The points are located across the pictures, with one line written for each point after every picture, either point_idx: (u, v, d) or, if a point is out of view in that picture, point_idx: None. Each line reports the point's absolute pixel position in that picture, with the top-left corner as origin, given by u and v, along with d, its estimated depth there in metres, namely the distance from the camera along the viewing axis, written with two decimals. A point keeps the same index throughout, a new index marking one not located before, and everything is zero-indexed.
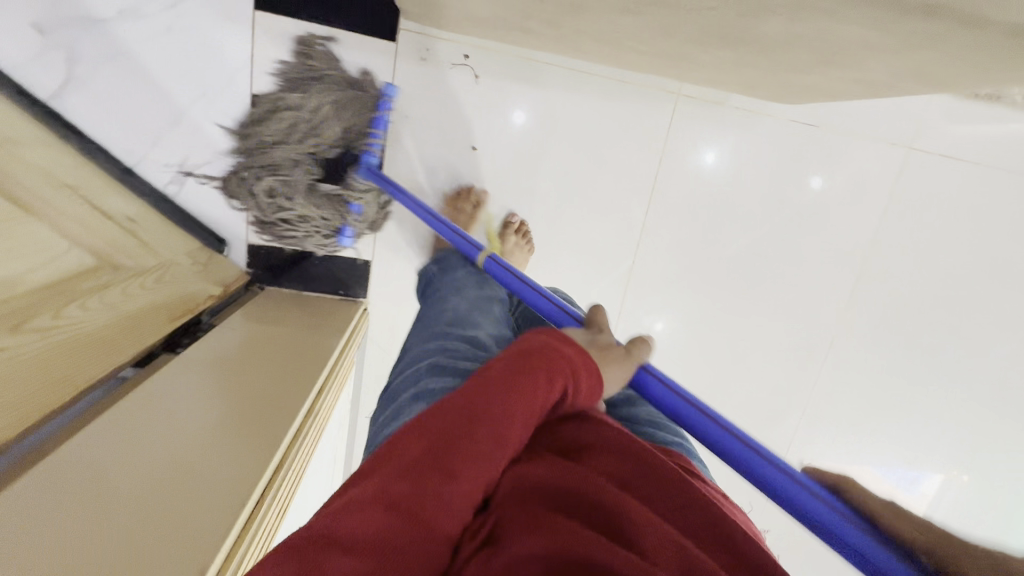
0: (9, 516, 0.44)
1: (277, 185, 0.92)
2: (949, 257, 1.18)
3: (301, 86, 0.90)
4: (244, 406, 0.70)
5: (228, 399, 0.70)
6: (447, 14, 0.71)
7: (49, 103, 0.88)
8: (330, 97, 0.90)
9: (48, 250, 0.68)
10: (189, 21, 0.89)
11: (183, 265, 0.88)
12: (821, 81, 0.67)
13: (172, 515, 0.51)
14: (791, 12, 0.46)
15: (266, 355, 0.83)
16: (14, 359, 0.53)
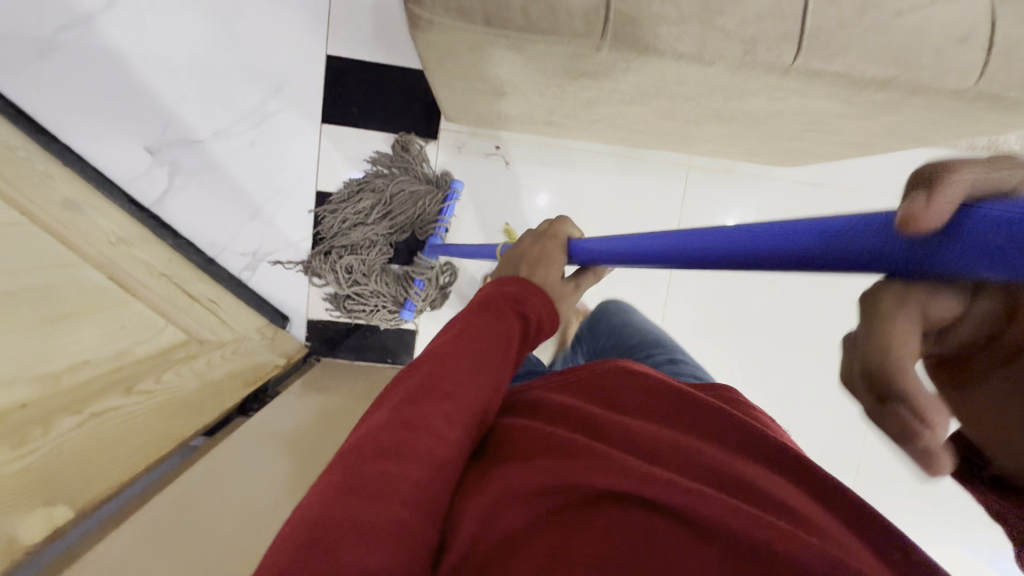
0: (115, 552, 0.51)
1: (355, 262, 1.08)
2: None
3: (392, 175, 1.08)
4: (311, 456, 0.76)
5: (298, 451, 0.77)
6: (483, 116, 0.84)
7: (152, 208, 1.08)
8: (412, 187, 1.07)
9: (150, 328, 0.80)
10: (269, 136, 1.08)
11: (254, 338, 0.99)
12: (812, 145, 0.76)
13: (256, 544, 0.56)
14: (768, 94, 0.56)
15: (328, 412, 0.90)
16: (127, 416, 0.62)
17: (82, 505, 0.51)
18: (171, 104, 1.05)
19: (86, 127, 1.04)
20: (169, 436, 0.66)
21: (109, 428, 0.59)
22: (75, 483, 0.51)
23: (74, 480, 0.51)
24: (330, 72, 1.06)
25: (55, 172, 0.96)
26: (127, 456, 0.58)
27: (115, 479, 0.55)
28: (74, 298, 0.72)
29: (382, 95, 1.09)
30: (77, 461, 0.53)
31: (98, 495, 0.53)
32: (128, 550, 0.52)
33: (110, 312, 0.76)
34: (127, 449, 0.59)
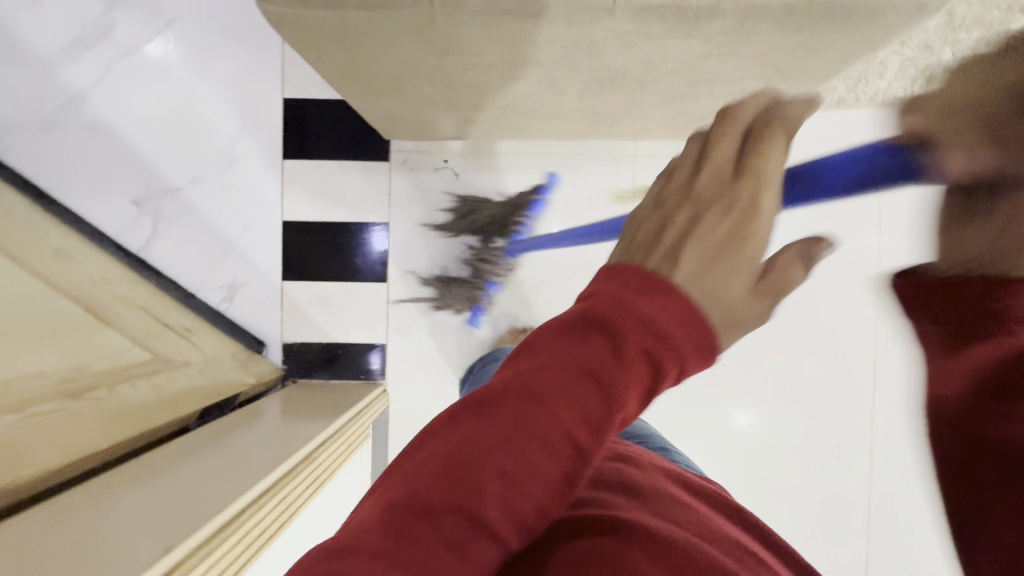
0: (35, 527, 0.54)
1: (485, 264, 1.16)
2: None
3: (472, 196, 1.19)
4: (252, 456, 0.78)
5: (245, 453, 0.79)
6: (405, 122, 0.91)
7: (138, 254, 1.17)
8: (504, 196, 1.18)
9: (117, 348, 0.87)
10: (239, 177, 1.18)
11: (225, 360, 1.05)
12: (710, 102, 0.78)
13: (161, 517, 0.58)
14: (617, 42, 0.59)
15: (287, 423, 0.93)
16: (71, 416, 0.68)
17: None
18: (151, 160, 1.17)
19: (78, 187, 1.16)
20: (113, 435, 0.70)
21: (50, 424, 0.64)
22: (4, 464, 0.56)
23: (3, 461, 0.56)
24: (287, 112, 1.17)
25: (50, 227, 1.08)
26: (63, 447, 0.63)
27: (47, 465, 0.60)
28: (41, 320, 0.79)
29: (334, 126, 1.17)
30: (8, 448, 0.58)
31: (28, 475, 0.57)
32: (38, 527, 0.55)
33: (77, 334, 0.83)
34: (60, 444, 0.63)
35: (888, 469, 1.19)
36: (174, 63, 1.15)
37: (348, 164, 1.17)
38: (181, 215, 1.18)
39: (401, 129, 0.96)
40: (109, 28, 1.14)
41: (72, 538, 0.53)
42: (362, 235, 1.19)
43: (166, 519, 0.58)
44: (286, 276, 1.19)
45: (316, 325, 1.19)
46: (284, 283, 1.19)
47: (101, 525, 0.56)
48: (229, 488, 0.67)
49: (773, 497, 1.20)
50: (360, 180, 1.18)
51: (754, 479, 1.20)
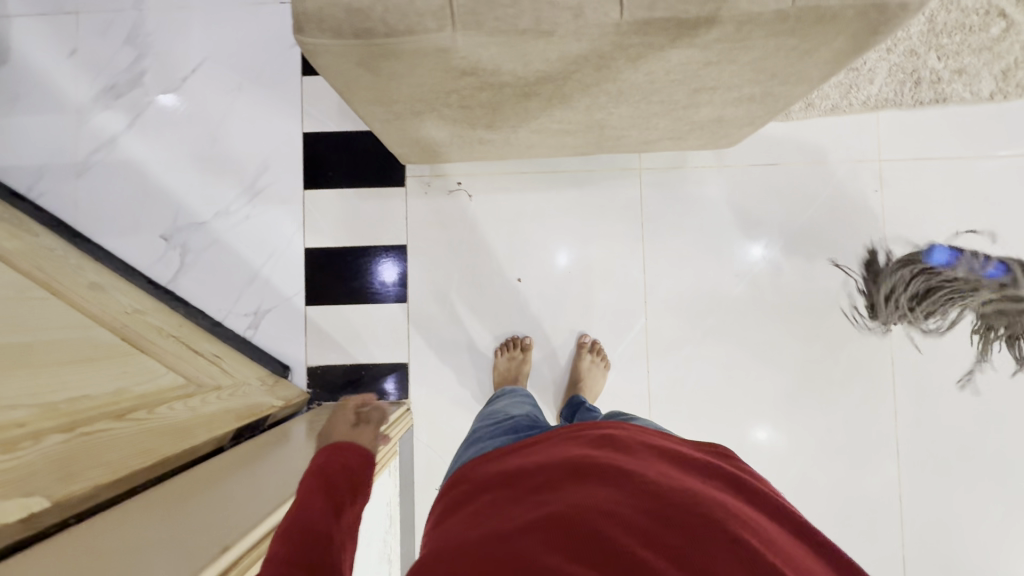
0: (89, 538, 0.56)
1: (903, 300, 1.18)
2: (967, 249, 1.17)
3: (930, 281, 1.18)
4: (285, 475, 0.80)
5: (281, 471, 0.81)
6: (424, 145, 0.96)
7: (168, 286, 1.22)
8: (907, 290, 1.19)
9: (153, 373, 0.90)
10: (261, 208, 1.23)
11: (253, 384, 1.07)
12: (713, 108, 0.83)
13: (205, 529, 0.60)
14: (623, 54, 0.64)
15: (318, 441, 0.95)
16: (117, 435, 0.70)
17: (59, 499, 0.56)
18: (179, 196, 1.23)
19: (110, 226, 1.22)
20: (156, 451, 0.72)
21: (97, 442, 0.66)
22: (59, 479, 0.58)
23: (59, 476, 0.58)
24: (306, 145, 1.23)
25: (85, 264, 1.12)
26: (111, 463, 0.65)
27: (99, 480, 0.62)
28: (83, 348, 0.82)
29: (351, 155, 1.23)
30: (61, 464, 0.60)
31: (82, 488, 0.59)
32: (93, 535, 0.57)
33: (116, 361, 0.86)
34: (110, 461, 0.65)
35: (919, 466, 1.17)
36: (199, 106, 1.23)
37: (366, 190, 1.22)
38: (207, 247, 1.23)
39: (417, 152, 1.01)
40: (140, 77, 1.22)
41: (125, 546, 0.55)
42: (381, 257, 1.23)
43: (207, 532, 0.59)
44: (308, 301, 1.22)
45: (339, 346, 1.22)
46: (307, 308, 1.22)
47: (150, 535, 0.57)
48: (267, 503, 0.69)
49: (805, 501, 1.18)
50: (379, 206, 1.23)
51: (783, 483, 1.19)
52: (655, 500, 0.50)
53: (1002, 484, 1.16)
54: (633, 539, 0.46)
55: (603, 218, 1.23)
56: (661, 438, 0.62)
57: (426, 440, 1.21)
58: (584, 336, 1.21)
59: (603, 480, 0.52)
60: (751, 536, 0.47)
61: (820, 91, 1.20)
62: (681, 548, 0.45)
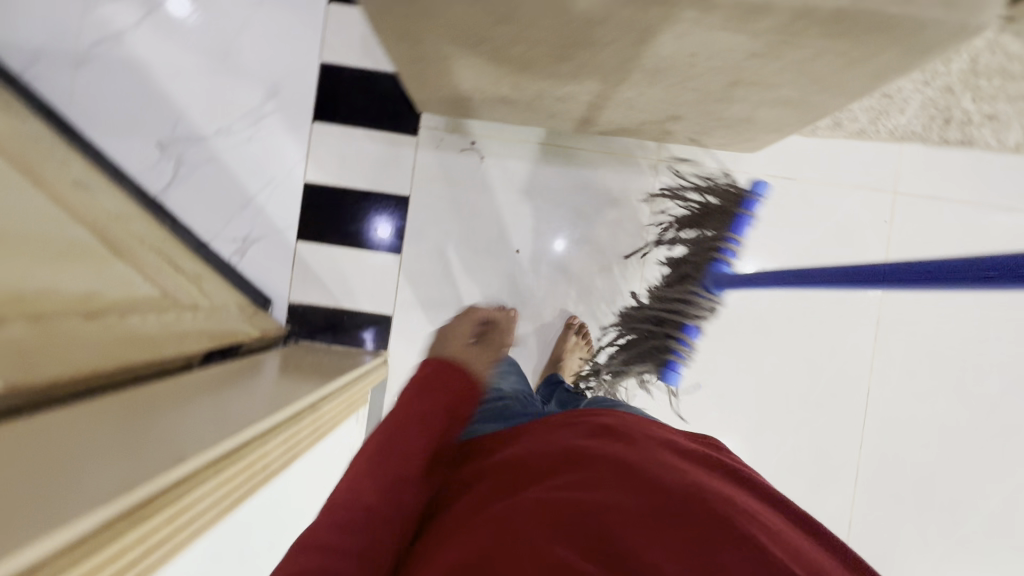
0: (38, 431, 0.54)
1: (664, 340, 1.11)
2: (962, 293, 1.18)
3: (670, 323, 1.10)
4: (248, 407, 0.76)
5: (243, 400, 0.78)
6: (444, 94, 0.92)
7: (157, 198, 1.18)
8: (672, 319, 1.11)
9: (128, 280, 0.87)
10: (264, 133, 1.19)
11: (231, 310, 1.05)
12: (747, 106, 0.81)
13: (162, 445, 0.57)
14: (669, 29, 0.61)
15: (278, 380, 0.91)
16: (82, 334, 0.68)
17: (6, 390, 0.54)
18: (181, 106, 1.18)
19: (105, 125, 1.17)
20: (119, 359, 0.70)
21: (60, 338, 0.64)
22: (14, 368, 0.56)
23: (14, 366, 0.56)
24: (321, 76, 1.18)
25: (72, 159, 1.07)
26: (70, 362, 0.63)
27: (53, 376, 0.60)
28: (59, 242, 0.79)
29: (367, 94, 1.18)
30: (19, 353, 0.58)
31: (32, 382, 0.57)
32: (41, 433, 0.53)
33: (92, 261, 0.83)
34: (68, 361, 0.63)
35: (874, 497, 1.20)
36: (216, 15, 1.17)
37: (376, 133, 1.19)
38: (203, 164, 1.18)
39: (434, 101, 0.97)
40: None
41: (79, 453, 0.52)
42: (381, 204, 1.20)
43: (162, 444, 0.58)
44: (300, 237, 1.19)
45: (326, 288, 1.20)
46: (297, 243, 1.19)
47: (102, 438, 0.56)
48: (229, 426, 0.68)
49: None
50: (387, 151, 1.19)
51: None
52: (662, 488, 0.47)
53: (949, 525, 1.19)
54: (638, 529, 0.43)
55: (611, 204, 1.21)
56: (661, 430, 0.61)
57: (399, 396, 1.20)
58: (572, 318, 1.20)
59: (610, 470, 0.50)
60: (763, 528, 0.45)
61: (849, 112, 1.18)
62: (685, 535, 0.43)
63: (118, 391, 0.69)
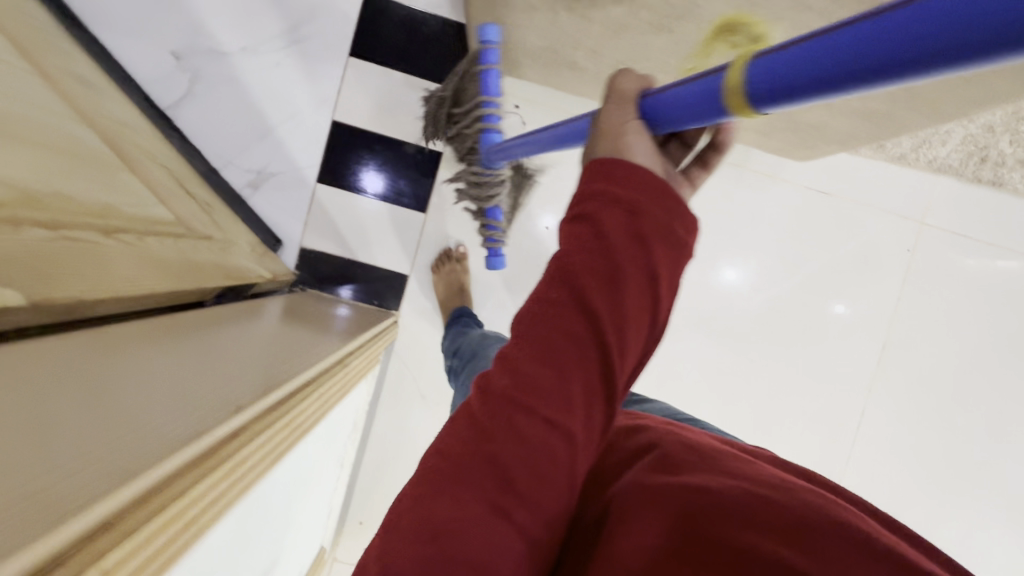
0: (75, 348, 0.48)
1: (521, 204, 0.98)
2: (965, 329, 1.22)
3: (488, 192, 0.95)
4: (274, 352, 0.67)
5: (267, 340, 0.71)
6: (509, 49, 0.86)
7: (167, 112, 1.07)
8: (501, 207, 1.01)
9: (141, 198, 0.78)
10: (295, 59, 1.09)
11: (243, 247, 0.97)
12: (827, 114, 0.78)
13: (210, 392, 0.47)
14: (791, 19, 0.57)
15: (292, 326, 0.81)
16: (106, 251, 0.60)
17: (37, 301, 0.47)
18: (203, 14, 1.06)
19: (114, 21, 1.04)
20: (146, 283, 0.64)
21: (85, 251, 0.57)
22: (44, 280, 0.49)
23: (44, 277, 0.49)
24: (365, 7, 1.08)
25: (76, 51, 0.95)
26: (99, 280, 0.56)
27: (87, 292, 0.53)
28: (67, 142, 0.69)
29: (412, 36, 1.10)
30: (45, 262, 0.51)
31: (69, 296, 0.51)
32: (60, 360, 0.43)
33: (103, 170, 0.74)
34: (96, 277, 0.56)
35: None
36: None
37: (416, 79, 1.11)
38: (223, 83, 1.08)
39: (493, 54, 0.91)
40: None
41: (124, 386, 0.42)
42: (411, 158, 1.13)
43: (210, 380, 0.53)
44: (320, 178, 1.11)
45: (342, 237, 1.13)
46: (317, 185, 1.11)
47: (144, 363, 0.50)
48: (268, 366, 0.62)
49: None
50: (425, 101, 1.11)
51: None
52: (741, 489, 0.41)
53: None
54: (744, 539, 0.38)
55: None
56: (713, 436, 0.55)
57: (405, 361, 1.16)
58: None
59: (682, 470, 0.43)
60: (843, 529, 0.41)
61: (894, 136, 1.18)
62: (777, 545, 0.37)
63: (140, 318, 0.62)
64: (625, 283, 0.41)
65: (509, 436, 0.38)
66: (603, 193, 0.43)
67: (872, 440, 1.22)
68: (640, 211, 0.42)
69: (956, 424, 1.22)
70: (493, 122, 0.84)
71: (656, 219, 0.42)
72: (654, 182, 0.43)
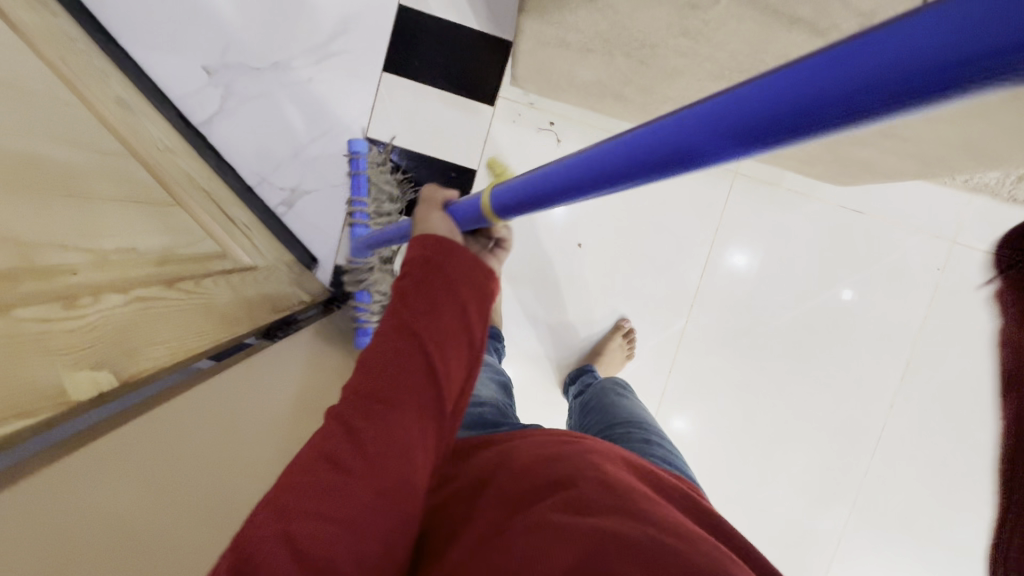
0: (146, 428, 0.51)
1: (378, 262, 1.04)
2: (990, 347, 1.23)
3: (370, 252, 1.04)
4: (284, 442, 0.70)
5: (294, 414, 0.75)
6: (556, 79, 0.85)
7: (200, 128, 1.06)
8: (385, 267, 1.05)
9: (191, 233, 0.78)
10: (328, 75, 1.07)
11: (283, 271, 0.98)
12: (877, 156, 0.78)
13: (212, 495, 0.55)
14: None
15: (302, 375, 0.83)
16: (170, 308, 0.62)
17: (124, 379, 0.50)
18: (236, 27, 1.04)
19: (145, 34, 1.02)
20: (206, 335, 0.65)
21: (154, 313, 0.59)
22: (122, 357, 0.51)
23: (121, 354, 0.51)
24: (400, 20, 1.06)
25: (110, 69, 0.93)
26: (167, 344, 0.58)
27: (159, 361, 0.56)
28: (122, 186, 0.69)
29: (448, 51, 1.08)
30: (121, 335, 0.52)
31: (143, 370, 0.53)
32: (145, 434, 0.50)
33: (156, 208, 0.74)
34: (168, 339, 0.59)
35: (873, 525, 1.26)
36: None
37: (451, 96, 1.10)
38: (256, 99, 1.07)
39: (537, 81, 0.89)
40: None
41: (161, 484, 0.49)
42: (444, 175, 1.12)
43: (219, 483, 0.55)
44: None
45: None
46: None
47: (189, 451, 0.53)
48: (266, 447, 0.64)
49: (763, 525, 1.26)
50: (460, 118, 1.10)
51: (751, 504, 1.26)
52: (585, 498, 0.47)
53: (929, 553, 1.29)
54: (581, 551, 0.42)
55: (677, 210, 1.19)
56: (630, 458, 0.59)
57: None
58: (624, 321, 1.20)
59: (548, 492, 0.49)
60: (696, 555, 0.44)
61: None
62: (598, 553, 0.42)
63: (203, 372, 0.64)
64: (445, 312, 0.51)
65: (354, 448, 0.46)
66: (423, 252, 0.54)
67: (889, 453, 1.25)
68: (447, 272, 0.52)
69: (975, 440, 1.25)
70: (358, 219, 1.03)
71: (463, 281, 0.53)
72: (450, 248, 0.54)
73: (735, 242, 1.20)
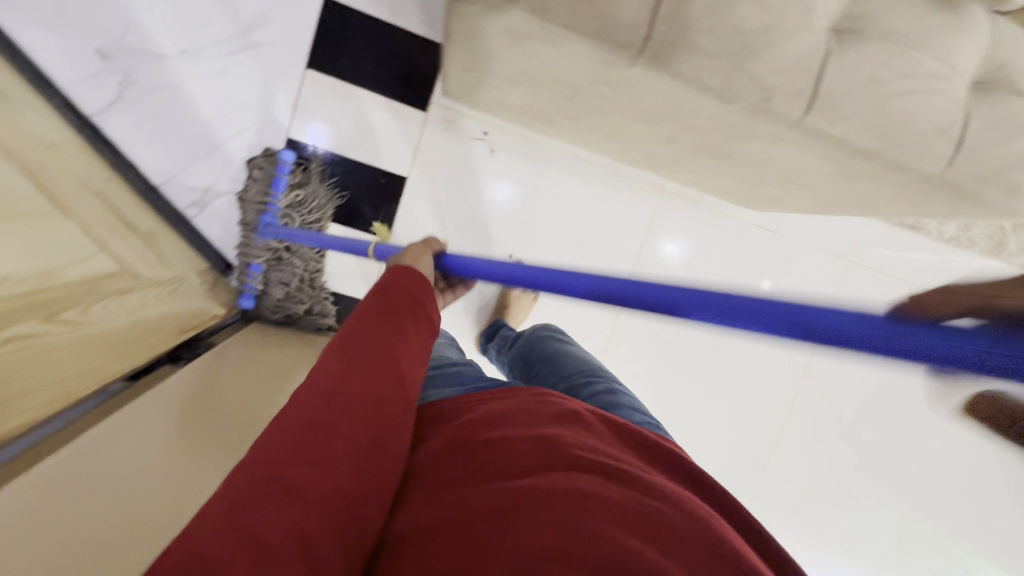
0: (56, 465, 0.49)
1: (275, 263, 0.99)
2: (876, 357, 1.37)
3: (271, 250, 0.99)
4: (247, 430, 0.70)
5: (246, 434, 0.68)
6: (485, 99, 0.83)
7: (93, 118, 0.95)
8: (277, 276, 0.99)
9: (77, 249, 0.70)
10: (243, 68, 0.99)
11: (193, 282, 0.92)
12: (783, 195, 0.83)
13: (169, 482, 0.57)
14: (768, 140, 0.59)
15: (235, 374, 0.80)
16: (49, 346, 0.56)
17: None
18: (133, 7, 0.93)
19: (23, 10, 0.89)
20: (91, 373, 0.61)
21: (31, 356, 0.54)
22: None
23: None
24: (325, 14, 0.99)
25: None
26: (47, 392, 0.54)
27: (34, 411, 0.52)
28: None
29: (376, 51, 1.02)
30: None
31: (16, 426, 0.49)
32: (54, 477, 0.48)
33: (38, 219, 0.65)
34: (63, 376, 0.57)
35: None
36: None
37: (382, 99, 1.05)
38: (161, 90, 0.97)
39: (467, 97, 0.87)
40: None
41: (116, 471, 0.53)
42: (375, 184, 1.08)
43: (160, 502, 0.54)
44: None
45: None
46: None
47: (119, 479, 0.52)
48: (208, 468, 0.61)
49: None
50: (391, 123, 1.06)
51: None
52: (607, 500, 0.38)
53: None
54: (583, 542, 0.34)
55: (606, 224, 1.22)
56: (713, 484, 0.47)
57: None
58: None
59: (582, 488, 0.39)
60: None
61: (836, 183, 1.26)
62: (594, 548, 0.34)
63: (94, 410, 0.60)
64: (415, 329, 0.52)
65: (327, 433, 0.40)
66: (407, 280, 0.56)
67: None
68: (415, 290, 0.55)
69: None
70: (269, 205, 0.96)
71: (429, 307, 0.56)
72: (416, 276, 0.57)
73: (661, 230, 1.24)
